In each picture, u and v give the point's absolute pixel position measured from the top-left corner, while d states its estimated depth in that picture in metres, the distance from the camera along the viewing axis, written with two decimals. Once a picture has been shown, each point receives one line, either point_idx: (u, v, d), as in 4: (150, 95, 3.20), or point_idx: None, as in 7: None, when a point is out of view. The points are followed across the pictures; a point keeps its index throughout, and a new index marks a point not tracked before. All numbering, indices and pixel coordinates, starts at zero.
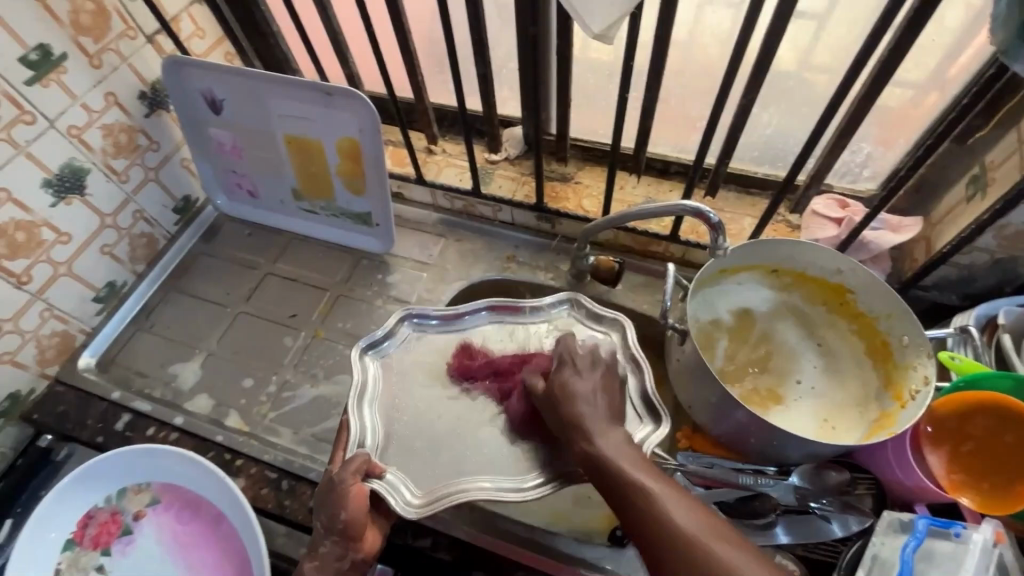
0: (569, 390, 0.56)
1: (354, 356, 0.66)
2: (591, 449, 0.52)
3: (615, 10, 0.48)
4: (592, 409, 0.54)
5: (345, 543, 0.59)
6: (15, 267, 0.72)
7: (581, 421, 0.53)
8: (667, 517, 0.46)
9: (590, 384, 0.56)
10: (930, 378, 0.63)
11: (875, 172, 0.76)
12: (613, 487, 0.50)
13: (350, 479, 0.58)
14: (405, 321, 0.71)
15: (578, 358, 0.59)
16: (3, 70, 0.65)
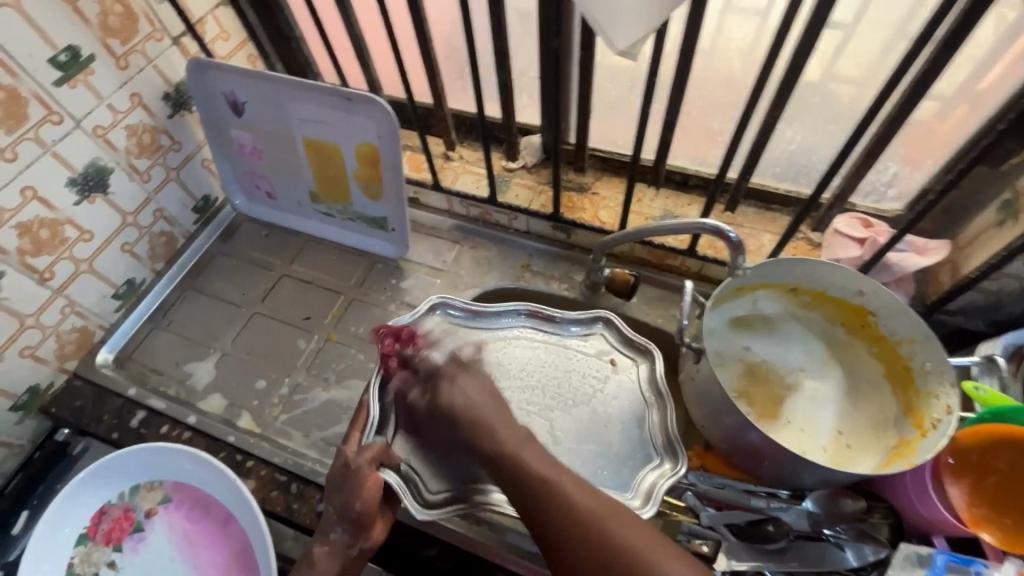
0: (460, 400, 0.58)
1: (381, 339, 0.68)
2: (495, 448, 0.54)
3: (641, 27, 0.47)
4: (477, 414, 0.56)
5: (355, 530, 0.60)
6: (39, 263, 0.73)
7: (481, 424, 0.56)
8: (568, 505, 0.49)
9: (475, 394, 0.58)
10: (952, 408, 0.61)
11: (901, 192, 0.75)
12: (516, 483, 0.52)
13: (365, 466, 0.59)
14: (435, 309, 0.71)
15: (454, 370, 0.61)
16: (33, 71, 0.66)
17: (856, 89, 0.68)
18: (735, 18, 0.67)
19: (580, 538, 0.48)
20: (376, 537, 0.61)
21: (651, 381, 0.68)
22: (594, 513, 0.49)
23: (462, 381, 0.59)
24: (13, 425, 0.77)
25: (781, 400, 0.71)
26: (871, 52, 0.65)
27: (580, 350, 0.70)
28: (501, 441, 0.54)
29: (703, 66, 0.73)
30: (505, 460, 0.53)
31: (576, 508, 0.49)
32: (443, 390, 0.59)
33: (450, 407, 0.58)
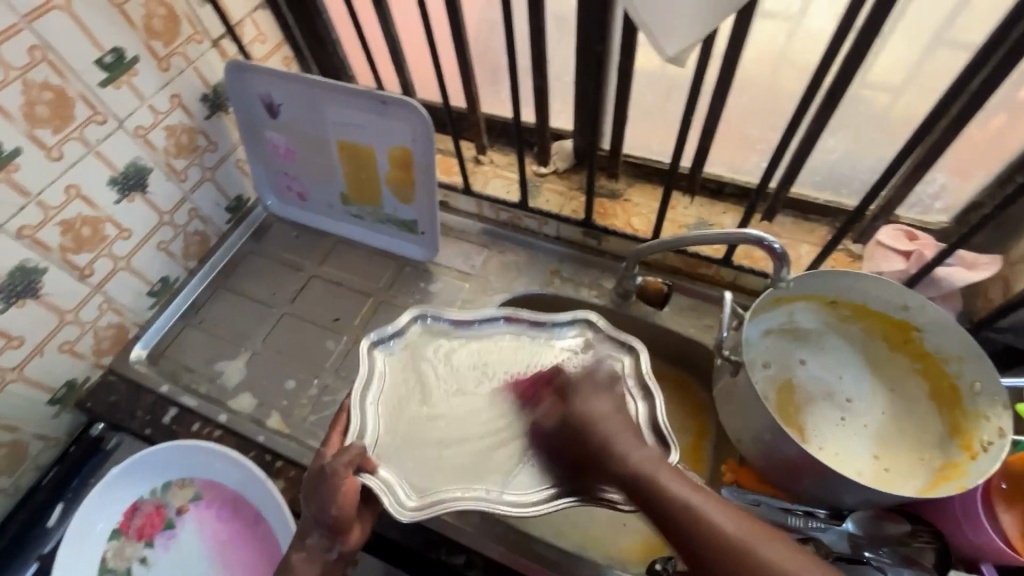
0: (593, 412, 0.54)
1: (362, 349, 0.66)
2: (635, 470, 0.50)
3: (693, 33, 0.46)
4: (612, 426, 0.53)
5: (332, 534, 0.59)
6: (80, 260, 0.75)
7: (618, 444, 0.52)
8: (712, 522, 0.46)
9: (610, 406, 0.54)
10: (1005, 431, 0.59)
11: (949, 204, 0.72)
12: (660, 510, 0.48)
13: (342, 469, 0.57)
14: (417, 320, 0.69)
15: (595, 380, 0.57)
16: (80, 72, 0.67)
17: (905, 99, 0.66)
18: (781, 24, 0.66)
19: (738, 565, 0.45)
20: (354, 539, 0.61)
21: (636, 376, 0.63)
22: (746, 534, 0.46)
23: (597, 393, 0.56)
24: (50, 418, 0.79)
25: (819, 416, 0.69)
26: (924, 60, 0.63)
27: (561, 353, 0.67)
28: (640, 462, 0.50)
29: (745, 71, 0.71)
30: (647, 483, 0.49)
31: (728, 534, 0.46)
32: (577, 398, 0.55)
33: (586, 418, 0.54)
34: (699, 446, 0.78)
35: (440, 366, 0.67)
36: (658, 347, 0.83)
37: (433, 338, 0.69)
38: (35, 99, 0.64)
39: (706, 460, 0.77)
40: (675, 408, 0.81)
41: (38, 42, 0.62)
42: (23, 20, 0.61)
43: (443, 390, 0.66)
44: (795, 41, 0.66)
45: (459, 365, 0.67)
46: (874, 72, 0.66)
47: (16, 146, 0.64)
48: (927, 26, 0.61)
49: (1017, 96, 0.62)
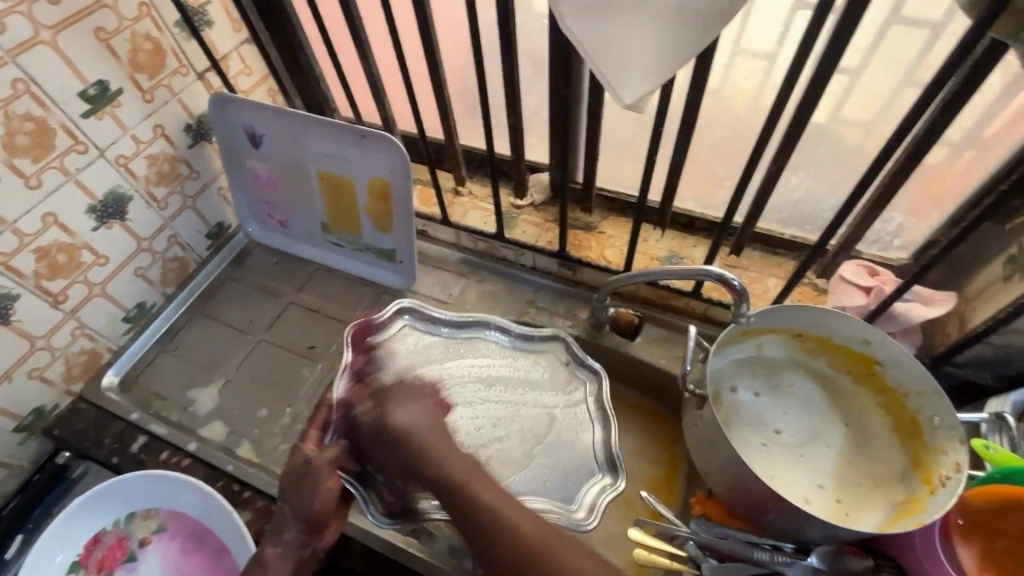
0: (400, 420, 0.58)
1: (349, 338, 0.76)
2: (438, 473, 0.54)
3: (648, 83, 0.48)
4: (420, 436, 0.57)
5: (310, 529, 0.63)
6: (53, 286, 0.75)
7: (431, 450, 0.55)
8: (504, 524, 0.49)
9: (422, 417, 0.58)
10: (962, 466, 0.60)
11: (907, 241, 0.75)
12: (456, 503, 0.52)
13: (324, 465, 0.63)
14: (403, 316, 0.80)
15: (410, 392, 0.62)
16: (62, 104, 0.69)
17: (860, 141, 0.69)
18: (742, 70, 0.69)
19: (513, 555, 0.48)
20: (331, 534, 0.65)
21: (597, 400, 0.76)
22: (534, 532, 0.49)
23: (414, 400, 0.61)
24: (15, 446, 0.78)
25: (782, 447, 0.69)
26: (876, 106, 0.66)
27: (533, 366, 0.79)
28: (447, 464, 0.54)
29: (711, 111, 0.74)
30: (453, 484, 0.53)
31: (518, 528, 0.49)
32: (389, 409, 0.59)
33: (395, 426, 0.58)
34: (671, 477, 0.78)
35: (421, 357, 0.78)
36: (630, 375, 0.84)
37: (418, 332, 0.80)
38: (15, 129, 0.65)
39: (678, 492, 0.77)
40: (647, 437, 0.82)
41: (21, 75, 0.64)
42: (7, 54, 0.62)
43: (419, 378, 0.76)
44: (758, 83, 0.69)
45: (438, 358, 0.78)
46: (833, 113, 0.69)
47: None
48: (879, 75, 0.64)
49: (981, 138, 0.63)
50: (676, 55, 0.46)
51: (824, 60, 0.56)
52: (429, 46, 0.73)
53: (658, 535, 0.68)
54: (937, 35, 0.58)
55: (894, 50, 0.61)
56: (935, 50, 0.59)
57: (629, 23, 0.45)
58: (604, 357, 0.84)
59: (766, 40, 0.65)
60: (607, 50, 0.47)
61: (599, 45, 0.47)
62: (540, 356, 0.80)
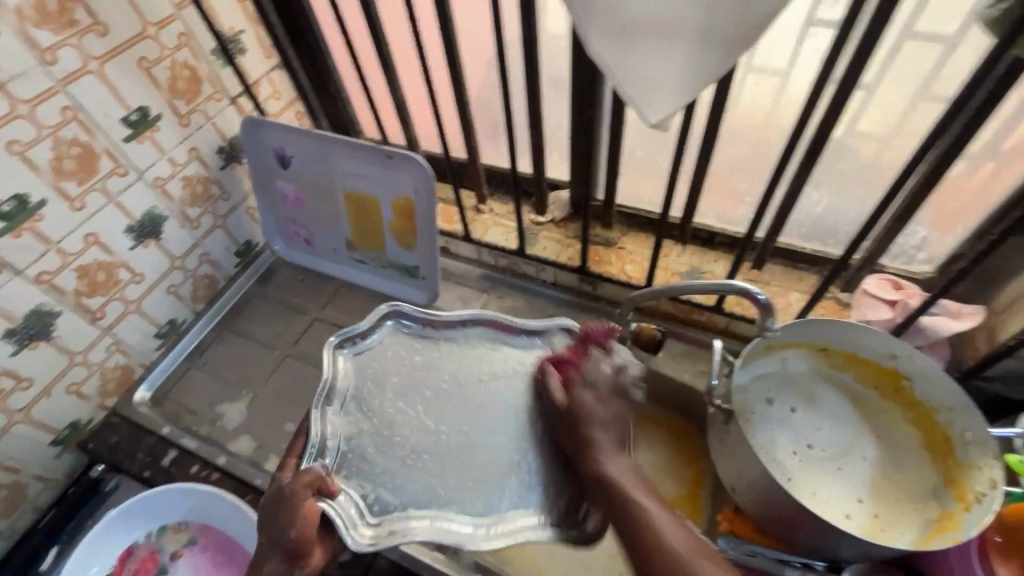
0: (585, 404, 0.55)
1: (327, 352, 0.68)
2: (595, 468, 0.51)
3: (673, 103, 0.49)
4: (603, 429, 0.53)
5: (290, 559, 0.56)
6: (93, 303, 0.77)
7: (598, 445, 0.52)
8: (666, 539, 0.46)
9: (603, 409, 0.54)
10: (996, 482, 0.59)
11: (931, 255, 0.75)
12: (614, 507, 0.49)
13: (301, 489, 0.57)
14: (389, 320, 0.72)
15: (599, 380, 0.57)
16: (106, 129, 0.72)
17: (881, 156, 0.70)
18: (762, 89, 0.70)
19: (645, 548, 0.46)
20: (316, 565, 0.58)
21: None
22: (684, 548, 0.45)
23: (609, 394, 0.56)
24: (52, 459, 0.80)
25: (811, 462, 0.68)
26: (900, 121, 0.66)
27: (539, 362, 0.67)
28: (612, 462, 0.51)
29: (729, 128, 0.75)
30: (607, 483, 0.50)
31: (669, 544, 0.45)
32: (578, 392, 0.56)
33: (577, 412, 0.55)
34: (696, 495, 0.78)
35: (406, 363, 0.69)
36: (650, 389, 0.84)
37: (404, 336, 0.71)
38: (63, 154, 0.68)
39: (703, 509, 0.76)
40: (671, 454, 0.81)
41: (70, 103, 0.67)
42: (58, 84, 0.66)
43: (404, 390, 0.66)
44: (780, 99, 0.70)
45: (427, 363, 0.68)
46: (854, 126, 0.69)
47: (41, 198, 0.68)
48: (900, 92, 0.64)
49: (1000, 150, 0.64)
50: (700, 76, 0.47)
51: (846, 78, 0.57)
52: (453, 70, 0.75)
53: None
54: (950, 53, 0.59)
55: (913, 66, 0.62)
56: (951, 64, 0.60)
57: (655, 47, 0.47)
58: None
59: (783, 58, 0.66)
60: (633, 72, 0.49)
61: (624, 68, 0.49)
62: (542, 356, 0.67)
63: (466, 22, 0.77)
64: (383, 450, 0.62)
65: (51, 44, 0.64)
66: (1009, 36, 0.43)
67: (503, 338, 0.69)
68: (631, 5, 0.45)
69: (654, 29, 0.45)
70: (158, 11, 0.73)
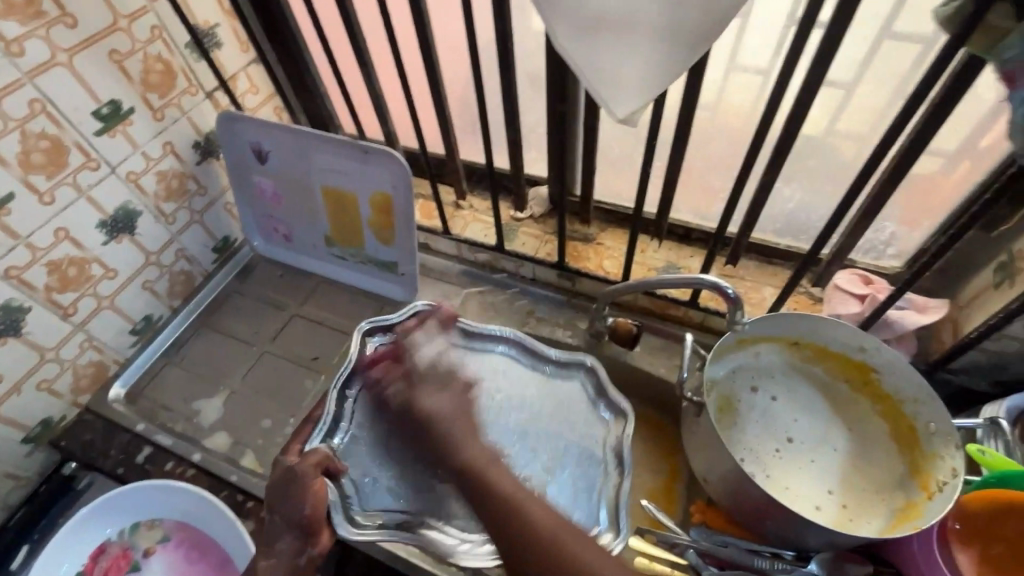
0: (428, 399, 0.55)
1: (357, 333, 0.74)
2: (453, 459, 0.52)
3: (639, 99, 0.50)
4: (446, 422, 0.54)
5: (303, 534, 0.62)
6: (64, 299, 0.76)
7: (449, 436, 0.53)
8: (527, 511, 0.49)
9: (448, 403, 0.55)
10: (958, 471, 0.61)
11: (900, 250, 0.76)
12: (473, 492, 0.51)
13: (311, 472, 0.62)
14: (423, 315, 0.78)
15: (429, 374, 0.58)
16: (76, 123, 0.71)
17: (850, 154, 0.71)
18: (734, 86, 0.71)
19: (515, 527, 0.48)
20: (325, 545, 0.63)
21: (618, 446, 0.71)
22: (540, 516, 0.49)
23: (448, 384, 0.57)
24: (23, 457, 0.79)
25: (783, 453, 0.69)
26: (866, 119, 0.67)
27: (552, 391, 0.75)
28: (467, 450, 0.52)
29: (703, 125, 0.76)
30: (464, 470, 0.51)
31: (532, 517, 0.49)
32: (417, 393, 0.56)
33: (420, 411, 0.54)
34: (672, 488, 0.78)
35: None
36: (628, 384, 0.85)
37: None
38: (31, 147, 0.67)
39: (678, 502, 0.77)
40: (647, 447, 0.82)
41: (38, 96, 0.66)
42: (25, 76, 0.65)
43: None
44: (751, 96, 0.70)
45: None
46: (826, 125, 0.70)
47: (8, 191, 0.67)
48: (867, 90, 0.65)
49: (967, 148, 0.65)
50: (664, 72, 0.48)
51: (812, 76, 0.58)
52: (429, 65, 0.75)
53: (659, 544, 0.69)
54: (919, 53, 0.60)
55: (879, 65, 0.63)
56: (918, 63, 0.61)
57: (620, 42, 0.47)
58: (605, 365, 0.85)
59: (759, 57, 0.66)
60: (599, 67, 0.49)
61: (591, 64, 0.49)
62: (556, 382, 0.76)
63: (442, 18, 0.77)
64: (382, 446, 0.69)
65: (18, 35, 0.63)
66: (963, 33, 0.44)
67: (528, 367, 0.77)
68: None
69: (618, 24, 0.46)
70: (130, 4, 0.72)
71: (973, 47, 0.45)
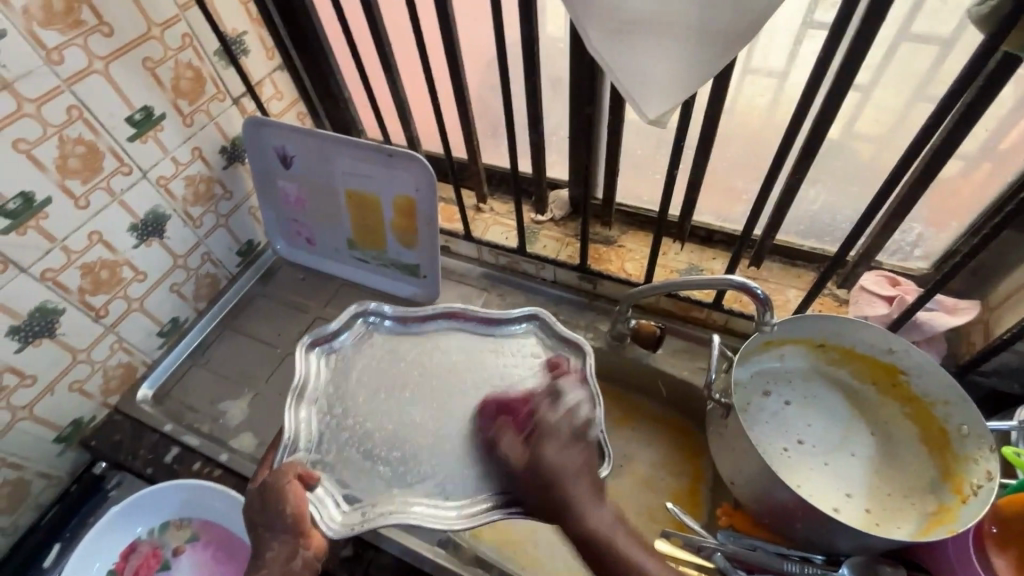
0: (554, 462, 0.56)
1: (298, 352, 0.69)
2: (582, 526, 0.55)
3: (671, 99, 0.50)
4: (576, 483, 0.56)
5: (293, 539, 0.58)
6: (96, 302, 0.78)
7: (574, 498, 0.55)
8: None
9: (572, 462, 0.56)
10: (993, 474, 0.60)
11: (927, 252, 0.76)
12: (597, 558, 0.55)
13: (287, 482, 0.59)
14: (360, 317, 0.74)
15: (557, 428, 0.58)
16: (111, 129, 0.73)
17: (876, 154, 0.70)
18: (760, 88, 0.70)
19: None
20: (318, 546, 0.59)
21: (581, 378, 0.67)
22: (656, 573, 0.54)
23: (571, 451, 0.57)
24: (55, 457, 0.80)
25: (810, 457, 0.69)
26: (895, 120, 0.67)
27: (513, 354, 0.70)
28: (590, 517, 0.55)
29: (726, 128, 0.76)
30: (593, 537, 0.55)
31: None
32: (545, 446, 0.57)
33: (549, 475, 0.55)
34: (696, 491, 0.78)
35: (384, 362, 0.70)
36: (650, 385, 0.85)
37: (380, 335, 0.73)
38: (68, 153, 0.69)
39: (702, 504, 0.77)
40: (669, 449, 0.82)
41: (75, 102, 0.68)
42: (64, 83, 0.66)
43: (380, 390, 0.68)
44: (778, 99, 0.70)
45: (402, 360, 0.71)
46: (853, 127, 0.70)
47: (46, 195, 0.68)
48: (895, 91, 0.65)
49: (1002, 149, 0.64)
50: (697, 73, 0.48)
51: (841, 76, 0.58)
52: (454, 70, 0.76)
53: (686, 547, 0.68)
54: (949, 51, 0.59)
55: (910, 66, 0.62)
56: (952, 65, 0.60)
57: (653, 44, 0.47)
58: (627, 368, 0.85)
59: (779, 59, 0.66)
60: (631, 69, 0.49)
61: (623, 66, 0.50)
62: (504, 342, 0.72)
63: (467, 23, 0.78)
64: (359, 441, 0.64)
65: (58, 44, 0.64)
66: (1001, 30, 0.44)
67: (478, 332, 0.73)
68: (629, 3, 0.46)
69: (651, 26, 0.46)
70: (162, 12, 0.74)
71: (1010, 45, 0.45)
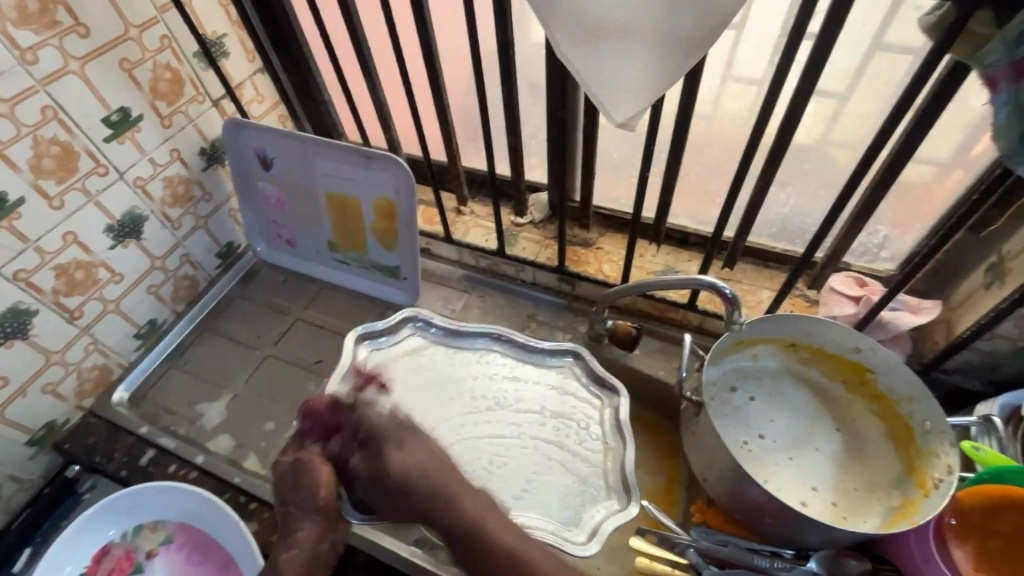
0: (400, 460, 0.58)
1: (350, 339, 0.82)
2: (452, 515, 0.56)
3: (637, 103, 0.52)
4: (424, 477, 0.57)
5: (323, 522, 0.61)
6: (70, 303, 0.77)
7: (433, 495, 0.56)
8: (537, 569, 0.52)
9: (417, 458, 0.58)
10: (953, 468, 0.61)
11: (893, 253, 0.78)
12: (472, 545, 0.54)
13: (319, 466, 0.62)
14: (409, 323, 0.87)
15: (392, 431, 0.60)
16: (87, 129, 0.73)
17: (843, 158, 0.73)
18: (731, 93, 0.72)
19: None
20: (344, 530, 0.63)
21: (613, 420, 0.79)
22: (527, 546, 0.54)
23: (411, 445, 0.59)
24: (26, 460, 0.79)
25: (781, 455, 0.70)
26: (860, 124, 0.69)
27: (551, 387, 0.82)
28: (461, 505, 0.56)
29: (699, 133, 0.78)
30: (463, 526, 0.55)
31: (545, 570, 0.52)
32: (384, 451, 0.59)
33: (406, 476, 0.57)
34: (672, 490, 0.79)
35: (435, 367, 0.83)
36: (626, 385, 0.86)
37: (425, 341, 0.86)
38: (42, 153, 0.69)
39: (678, 502, 0.77)
40: (646, 448, 0.83)
41: (50, 102, 0.68)
42: (38, 83, 0.66)
43: (431, 395, 0.81)
44: (749, 106, 0.72)
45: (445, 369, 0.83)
46: (820, 133, 0.72)
47: (20, 196, 0.68)
48: (859, 97, 0.67)
49: (960, 154, 0.66)
50: (662, 78, 0.49)
51: (804, 82, 0.59)
52: (433, 73, 0.77)
53: (659, 543, 0.69)
54: (919, 59, 0.61)
55: (872, 73, 0.65)
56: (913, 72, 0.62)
57: (618, 48, 0.49)
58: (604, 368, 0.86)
59: (749, 66, 0.68)
60: (599, 73, 0.51)
61: (590, 70, 0.51)
62: (547, 373, 0.83)
63: (446, 27, 0.79)
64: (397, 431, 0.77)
65: (32, 44, 0.64)
66: (947, 39, 0.46)
67: (517, 357, 0.84)
68: (593, 7, 0.47)
69: (616, 31, 0.48)
70: (140, 14, 0.74)
71: (956, 53, 0.47)
